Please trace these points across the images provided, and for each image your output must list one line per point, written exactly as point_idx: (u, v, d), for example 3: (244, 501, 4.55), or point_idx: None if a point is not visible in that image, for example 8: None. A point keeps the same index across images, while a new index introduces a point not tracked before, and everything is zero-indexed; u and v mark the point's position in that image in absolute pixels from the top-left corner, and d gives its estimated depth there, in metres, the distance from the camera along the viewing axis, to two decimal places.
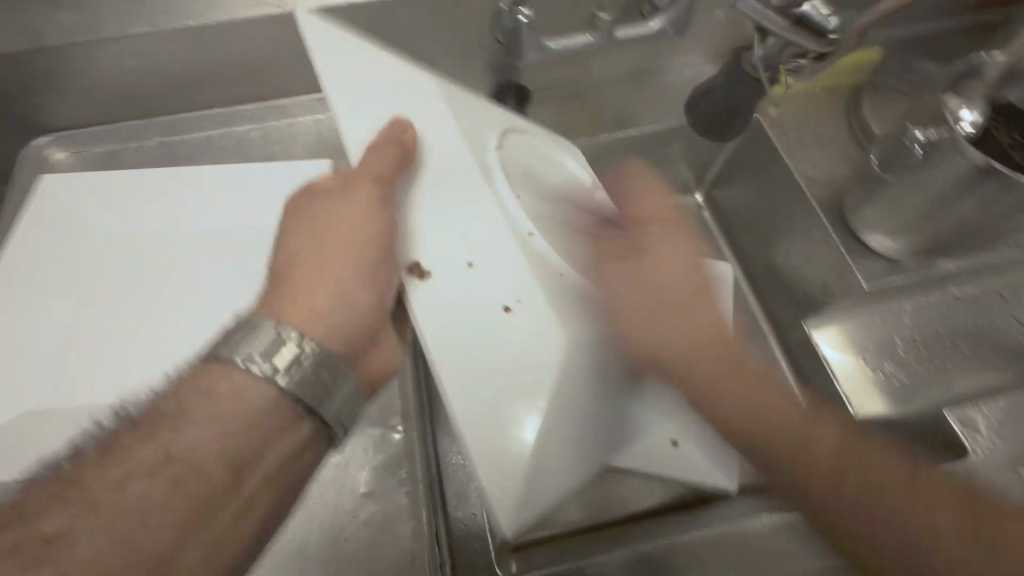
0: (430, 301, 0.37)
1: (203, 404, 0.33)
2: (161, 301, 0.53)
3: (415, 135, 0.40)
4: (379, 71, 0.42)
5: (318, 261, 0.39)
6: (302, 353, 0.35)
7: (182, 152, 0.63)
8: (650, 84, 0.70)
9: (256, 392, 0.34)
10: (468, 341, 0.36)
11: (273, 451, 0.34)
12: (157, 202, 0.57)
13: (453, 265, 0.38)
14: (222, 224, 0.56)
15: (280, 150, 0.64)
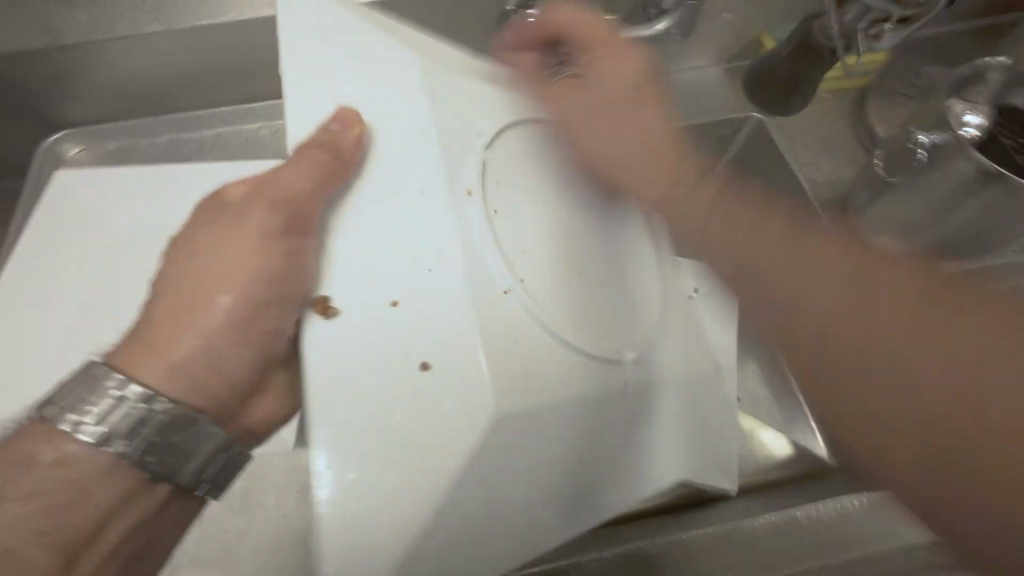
0: (324, 343, 0.35)
1: (29, 478, 0.34)
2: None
3: (358, 133, 0.40)
4: (351, 34, 0.44)
5: (199, 288, 0.39)
6: (152, 412, 0.36)
7: (193, 148, 0.64)
8: (655, 87, 0.70)
9: (92, 456, 0.35)
10: (369, 404, 0.34)
11: (120, 518, 0.37)
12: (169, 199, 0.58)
13: (362, 309, 0.36)
14: None
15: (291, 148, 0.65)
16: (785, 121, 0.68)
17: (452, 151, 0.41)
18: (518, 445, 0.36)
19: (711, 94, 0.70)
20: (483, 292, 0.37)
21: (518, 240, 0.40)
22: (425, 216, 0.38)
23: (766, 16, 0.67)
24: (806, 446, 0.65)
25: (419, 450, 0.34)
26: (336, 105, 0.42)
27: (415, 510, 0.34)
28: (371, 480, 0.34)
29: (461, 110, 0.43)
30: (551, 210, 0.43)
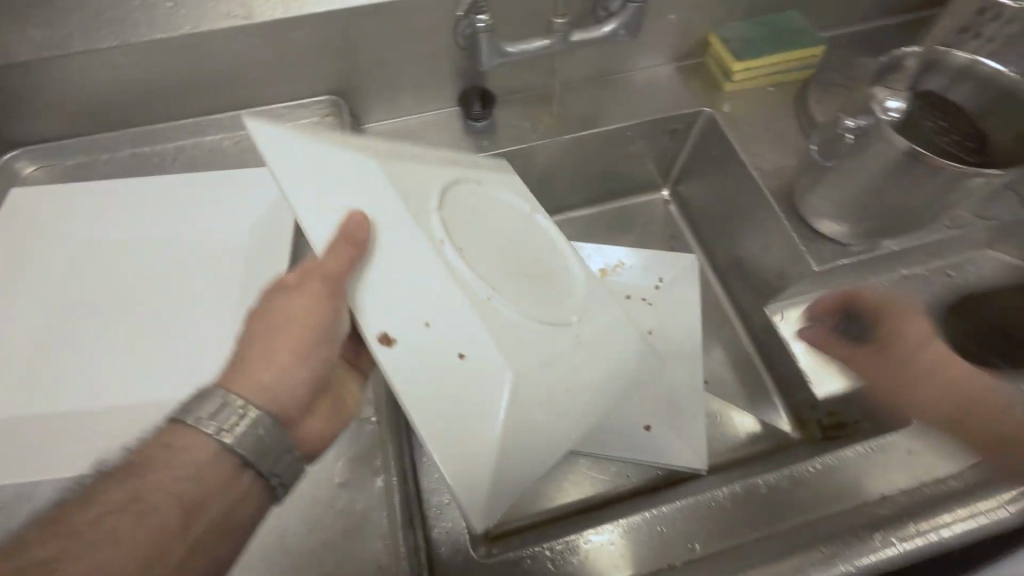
0: (396, 365, 0.36)
1: (161, 463, 0.35)
2: (118, 315, 0.52)
3: (371, 229, 0.39)
4: (315, 155, 0.42)
5: (272, 330, 0.40)
6: (247, 415, 0.37)
7: (154, 163, 0.63)
8: (610, 85, 0.74)
9: (203, 450, 0.36)
10: (435, 398, 0.36)
11: (215, 506, 0.35)
12: (119, 213, 0.58)
13: (408, 348, 0.37)
14: (199, 229, 0.57)
15: (253, 158, 0.64)
16: (735, 114, 0.72)
17: (423, 211, 0.41)
18: (548, 387, 0.39)
19: (665, 92, 0.74)
20: (478, 308, 0.38)
21: (493, 257, 0.43)
22: (423, 267, 0.39)
23: (711, 15, 0.70)
24: (771, 422, 0.69)
25: (478, 405, 0.37)
26: (342, 215, 0.40)
27: (491, 464, 0.36)
28: (459, 447, 0.36)
29: (423, 172, 0.44)
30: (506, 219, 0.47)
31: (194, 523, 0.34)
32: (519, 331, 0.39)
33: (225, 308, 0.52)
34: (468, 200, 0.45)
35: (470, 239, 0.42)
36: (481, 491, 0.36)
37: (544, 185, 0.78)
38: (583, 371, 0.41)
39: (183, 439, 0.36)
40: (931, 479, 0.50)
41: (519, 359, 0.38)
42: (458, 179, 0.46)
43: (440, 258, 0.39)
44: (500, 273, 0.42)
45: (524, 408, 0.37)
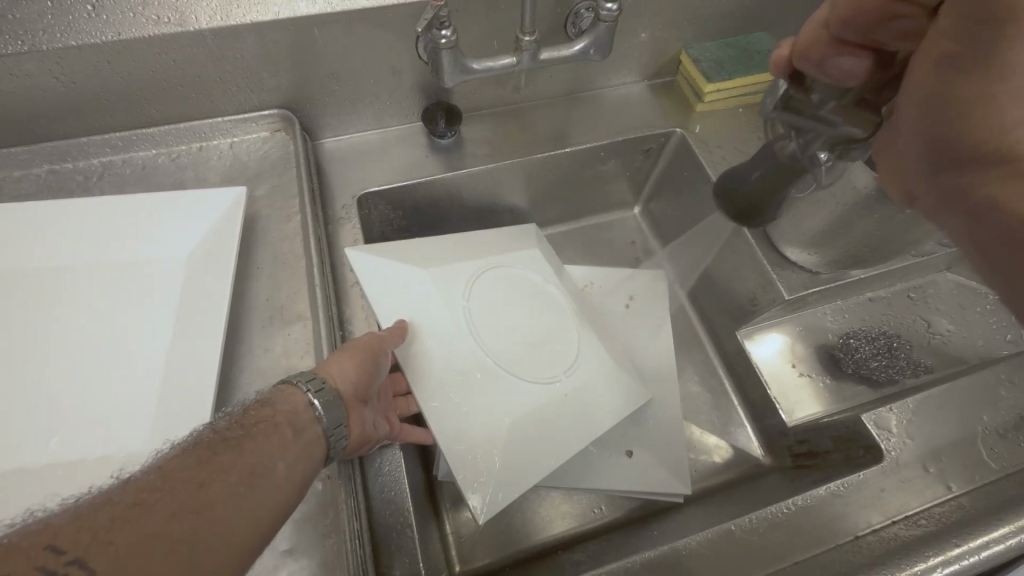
0: (440, 405, 0.51)
1: (225, 453, 0.33)
2: (31, 361, 0.45)
3: (420, 316, 0.55)
4: (386, 261, 0.57)
5: (352, 353, 0.46)
6: (323, 390, 0.41)
7: (75, 182, 0.57)
8: (582, 103, 0.74)
9: (302, 414, 0.39)
10: (462, 428, 0.50)
11: (280, 469, 0.35)
12: (26, 241, 0.50)
13: (446, 396, 0.51)
14: (127, 258, 0.51)
15: (192, 177, 0.59)
16: (705, 134, 0.73)
17: (458, 303, 0.58)
18: (546, 432, 0.53)
19: (635, 111, 0.74)
20: (494, 378, 0.55)
21: (512, 334, 0.59)
22: (461, 342, 0.55)
23: (681, 36, 0.71)
24: (743, 447, 0.68)
25: (497, 443, 0.50)
26: (394, 303, 0.54)
27: (496, 478, 0.49)
28: (470, 465, 0.49)
29: (466, 270, 0.61)
30: (527, 290, 0.63)
31: (247, 508, 0.31)
32: (523, 392, 0.55)
33: (158, 348, 0.47)
34: (497, 289, 0.61)
35: (496, 319, 0.59)
36: (489, 501, 0.48)
37: (514, 204, 0.75)
38: (577, 422, 0.54)
39: (255, 436, 0.35)
40: (907, 518, 0.50)
41: (523, 415, 0.53)
42: (486, 267, 0.62)
43: (472, 337, 0.56)
44: (516, 344, 0.58)
45: (520, 448, 0.51)
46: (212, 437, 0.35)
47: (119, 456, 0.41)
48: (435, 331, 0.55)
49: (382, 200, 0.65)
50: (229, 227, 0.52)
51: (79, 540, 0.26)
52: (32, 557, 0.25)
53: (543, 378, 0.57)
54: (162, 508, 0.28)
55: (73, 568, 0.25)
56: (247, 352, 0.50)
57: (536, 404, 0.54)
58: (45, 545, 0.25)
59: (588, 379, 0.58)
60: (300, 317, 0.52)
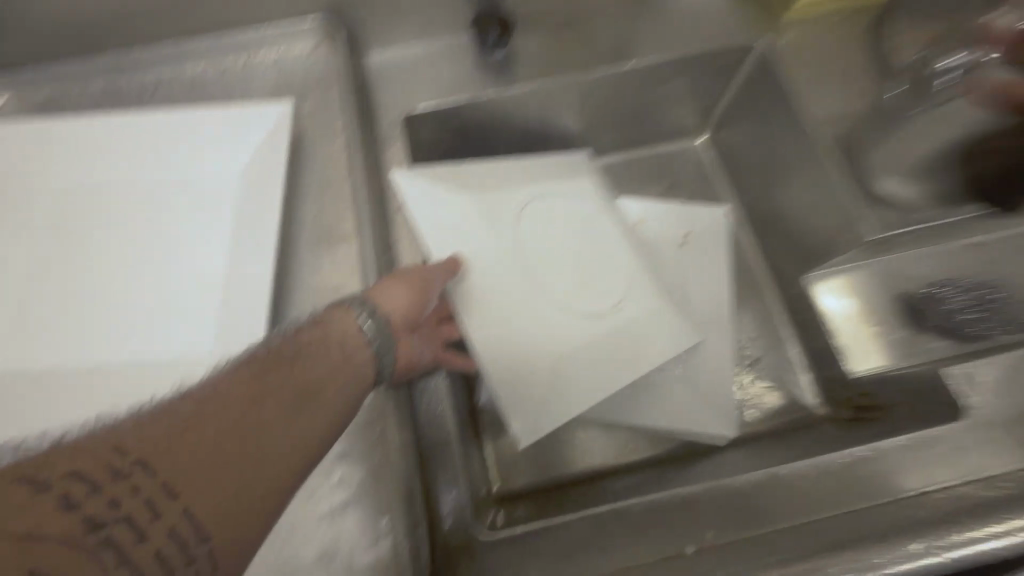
0: (484, 335, 0.50)
1: (282, 375, 0.34)
2: (108, 268, 0.48)
3: (467, 244, 0.53)
4: (431, 185, 0.54)
5: (402, 283, 0.46)
6: (372, 317, 0.41)
7: (131, 96, 0.57)
8: (650, 9, 0.65)
9: (356, 335, 0.40)
10: (507, 357, 0.50)
11: (332, 395, 0.35)
12: (89, 154, 0.51)
13: (492, 326, 0.51)
14: (185, 173, 0.51)
15: (238, 92, 0.58)
16: (793, 47, 0.63)
17: (503, 234, 0.56)
18: (591, 367, 0.52)
19: (712, 18, 0.65)
20: (540, 311, 0.53)
21: (559, 267, 0.56)
22: (507, 272, 0.54)
23: None
24: (795, 395, 0.65)
25: (541, 375, 0.51)
26: (440, 230, 0.53)
27: (538, 408, 0.49)
28: (513, 394, 0.49)
29: (513, 198, 0.58)
30: (577, 222, 0.59)
31: (297, 424, 0.33)
32: (569, 326, 0.53)
33: (217, 263, 0.48)
34: (545, 220, 0.58)
35: (542, 251, 0.56)
36: (531, 428, 0.48)
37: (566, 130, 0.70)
38: (625, 358, 0.53)
39: (308, 356, 0.36)
40: (985, 482, 0.45)
41: (567, 350, 0.52)
42: (534, 197, 0.59)
43: (518, 269, 0.55)
44: (563, 277, 0.56)
45: (566, 380, 0.51)
46: (267, 353, 0.35)
47: (185, 360, 0.44)
48: (481, 261, 0.53)
49: (427, 121, 0.62)
50: (275, 143, 0.51)
51: (143, 445, 0.28)
52: (102, 457, 0.27)
53: (590, 313, 0.55)
54: (217, 422, 0.30)
55: (137, 470, 0.27)
56: (297, 270, 0.51)
57: (579, 340, 0.53)
58: (111, 447, 0.27)
59: (634, 319, 0.55)
60: (346, 238, 0.52)
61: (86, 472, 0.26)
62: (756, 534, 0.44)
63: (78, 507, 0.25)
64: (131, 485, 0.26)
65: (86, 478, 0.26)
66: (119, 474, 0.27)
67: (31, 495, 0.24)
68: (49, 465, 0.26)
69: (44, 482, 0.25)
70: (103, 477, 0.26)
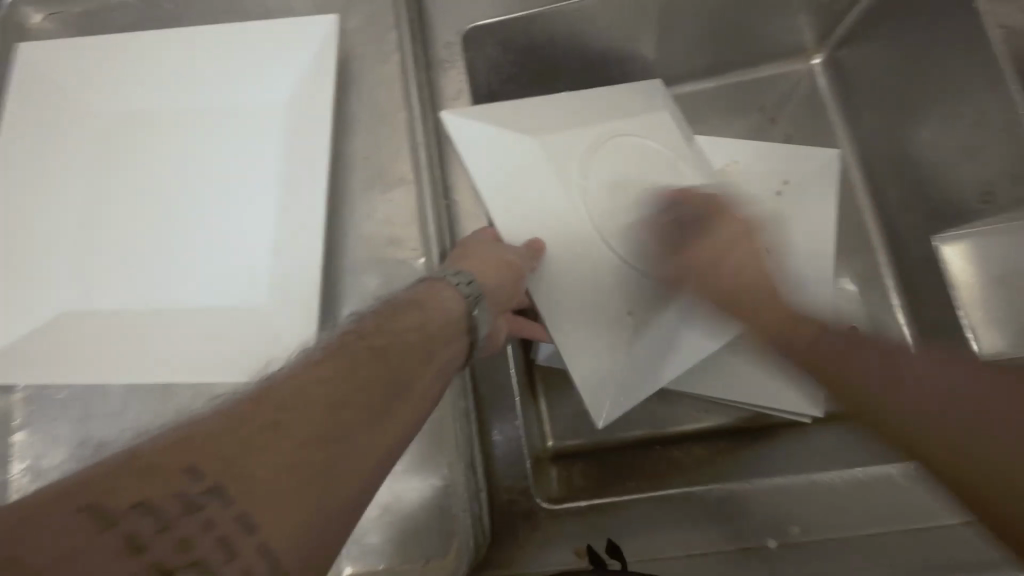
0: (552, 301, 0.45)
1: (371, 366, 0.29)
2: (165, 206, 0.45)
3: (531, 193, 0.47)
4: (487, 127, 0.47)
5: (495, 255, 0.41)
6: (470, 292, 0.38)
7: (168, 10, 0.51)
8: None
9: (450, 307, 0.37)
10: (579, 327, 0.45)
11: (420, 387, 0.31)
12: (132, 78, 0.47)
13: (562, 292, 0.45)
14: (231, 101, 0.47)
15: (280, 5, 0.50)
16: None
17: (570, 180, 0.47)
18: (668, 336, 0.47)
19: None
20: (613, 272, 0.46)
21: (632, 220, 0.48)
22: (575, 226, 0.47)
23: None
24: None
25: (618, 348, 0.45)
26: (501, 180, 0.46)
27: (612, 383, 0.44)
28: (587, 365, 0.44)
29: (582, 137, 0.49)
30: (657, 165, 0.50)
31: (386, 430, 0.28)
32: (645, 289, 0.47)
33: (271, 202, 0.44)
34: (620, 163, 0.49)
35: (615, 201, 0.48)
36: (607, 404, 0.44)
37: (650, 51, 0.59)
38: (707, 327, 0.47)
39: (401, 345, 0.32)
40: None
41: (642, 316, 0.46)
42: (605, 135, 0.50)
43: (589, 221, 0.47)
44: (639, 233, 0.48)
45: (644, 349, 0.46)
46: (357, 339, 0.31)
47: (243, 309, 0.42)
48: (547, 215, 0.47)
49: (491, 40, 0.53)
50: (324, 64, 0.45)
51: (213, 465, 0.23)
52: (169, 481, 0.22)
53: (668, 275, 0.48)
54: (294, 437, 0.24)
55: (209, 499, 0.22)
56: (351, 214, 0.46)
57: (662, 303, 0.47)
58: (181, 468, 0.22)
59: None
60: (402, 181, 0.46)
61: (156, 501, 0.22)
62: (852, 537, 0.39)
63: (152, 539, 0.22)
64: (202, 516, 0.22)
65: (155, 508, 0.22)
66: (191, 504, 0.22)
67: (98, 527, 0.21)
68: (115, 493, 0.22)
69: (112, 511, 0.21)
70: (173, 509, 0.22)
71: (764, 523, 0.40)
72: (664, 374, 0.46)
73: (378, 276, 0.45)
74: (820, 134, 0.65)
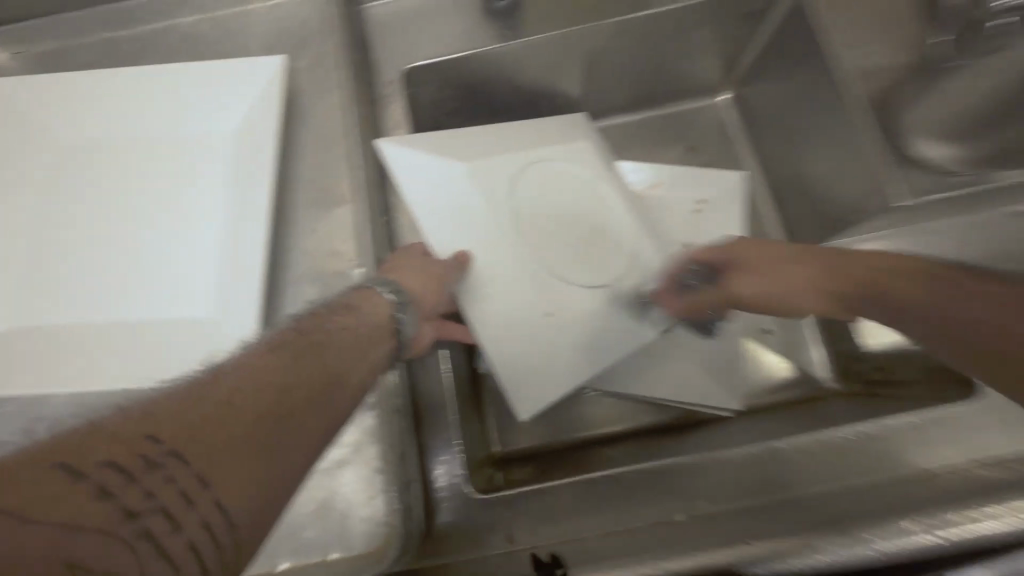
0: (479, 307, 0.50)
1: (313, 355, 0.33)
2: (119, 227, 0.49)
3: (463, 211, 0.52)
4: (423, 152, 0.52)
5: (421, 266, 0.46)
6: (396, 299, 0.42)
7: (130, 50, 0.56)
8: None
9: (376, 310, 0.41)
10: (505, 330, 0.50)
11: (357, 375, 0.35)
12: (91, 111, 0.51)
13: (489, 299, 0.50)
14: (185, 131, 0.51)
15: (235, 46, 0.56)
16: None
17: (500, 199, 0.53)
18: (591, 337, 0.51)
19: None
20: (539, 279, 0.51)
21: (557, 234, 0.54)
22: (504, 240, 0.52)
23: None
24: (808, 369, 0.63)
25: (542, 348, 0.50)
26: (434, 201, 0.51)
27: (535, 379, 0.50)
28: (511, 363, 0.49)
29: (512, 161, 0.55)
30: (580, 184, 0.56)
31: (331, 406, 0.31)
32: (568, 295, 0.52)
33: (220, 221, 0.48)
34: (548, 183, 0.55)
35: (541, 217, 0.54)
36: (528, 398, 0.49)
37: (576, 87, 0.66)
38: (628, 329, 0.52)
39: (340, 339, 0.35)
40: (996, 461, 0.43)
41: (566, 319, 0.51)
42: (533, 160, 0.56)
43: (516, 235, 0.52)
44: (562, 245, 0.54)
45: (567, 350, 0.50)
46: (300, 335, 0.34)
47: (188, 320, 0.45)
48: (478, 229, 0.52)
49: (430, 78, 0.59)
50: (271, 99, 0.50)
51: (175, 431, 0.25)
52: (131, 445, 0.24)
53: (590, 282, 0.53)
54: (248, 406, 0.27)
55: (170, 460, 0.24)
56: (298, 231, 0.50)
57: (586, 308, 0.52)
58: (142, 434, 0.24)
59: (642, 287, 0.53)
60: (345, 200, 0.51)
61: (117, 462, 0.23)
62: (771, 506, 0.43)
63: (114, 496, 0.23)
64: (162, 476, 0.24)
65: (120, 467, 0.23)
66: (151, 464, 0.24)
67: (64, 483, 0.22)
68: (77, 454, 0.23)
69: (80, 469, 0.23)
70: (135, 470, 0.24)
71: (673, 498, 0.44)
72: (587, 373, 0.50)
73: (320, 287, 0.48)
74: (731, 159, 0.73)
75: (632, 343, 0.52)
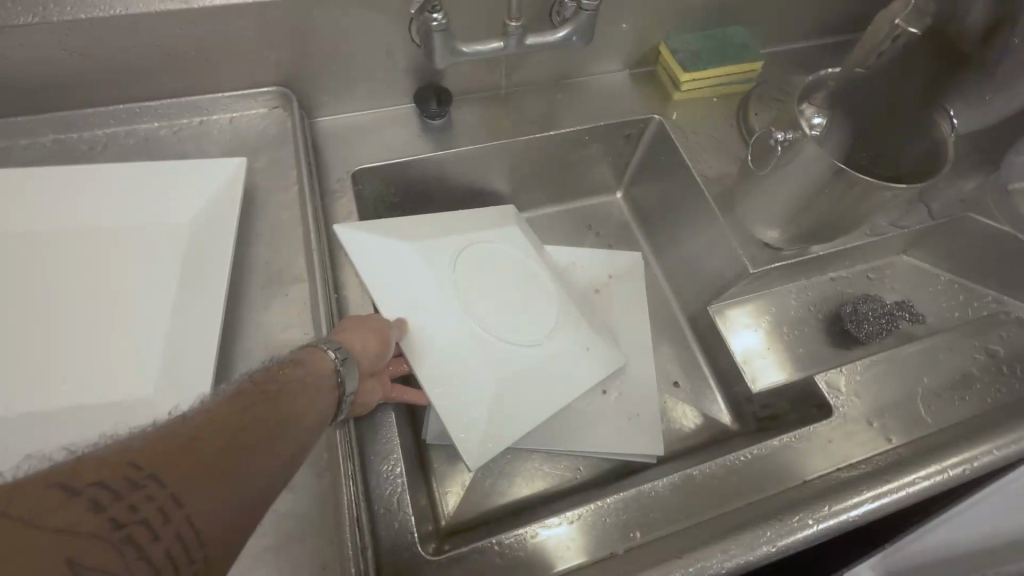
0: (428, 366, 0.53)
1: (273, 400, 0.36)
2: (50, 310, 0.48)
3: (409, 284, 0.58)
4: (372, 235, 0.59)
5: (363, 328, 0.50)
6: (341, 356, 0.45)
7: (82, 150, 0.60)
8: (564, 89, 0.78)
9: (322, 365, 0.43)
10: (454, 386, 0.54)
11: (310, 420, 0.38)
12: (34, 201, 0.52)
13: (438, 358, 0.54)
14: (134, 220, 0.53)
15: (193, 149, 0.62)
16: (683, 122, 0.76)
17: (441, 275, 0.60)
18: (529, 389, 0.57)
19: (615, 96, 0.78)
20: (479, 340, 0.58)
21: (492, 303, 0.62)
22: (447, 308, 0.58)
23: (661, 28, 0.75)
24: (714, 415, 0.72)
25: (487, 400, 0.54)
26: (382, 275, 0.57)
27: (484, 429, 0.53)
28: (460, 416, 0.52)
29: (449, 244, 0.64)
30: (507, 263, 0.66)
31: (288, 442, 0.34)
32: (506, 353, 0.58)
33: (167, 302, 0.50)
34: (480, 262, 0.64)
35: (478, 290, 0.62)
36: (479, 448, 0.52)
37: (500, 185, 0.79)
38: (559, 381, 0.59)
39: (293, 387, 0.39)
40: (848, 464, 0.54)
41: (506, 374, 0.57)
42: (467, 244, 0.65)
43: (458, 304, 0.59)
44: (497, 313, 0.61)
45: (509, 402, 0.55)
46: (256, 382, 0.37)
47: (128, 399, 0.44)
48: (424, 300, 0.57)
49: (374, 177, 0.68)
50: (229, 194, 0.56)
51: (158, 457, 0.28)
52: (116, 468, 0.27)
53: (523, 342, 0.60)
54: (220, 439, 0.30)
55: (153, 480, 0.27)
56: (247, 311, 0.53)
57: (522, 364, 0.58)
58: (127, 461, 0.27)
59: (564, 345, 0.62)
60: (295, 280, 0.55)
61: (105, 481, 0.26)
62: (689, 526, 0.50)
63: (105, 509, 0.25)
64: (144, 496, 0.26)
65: (108, 484, 0.26)
66: (136, 484, 0.26)
67: (60, 497, 0.25)
68: (72, 474, 0.26)
69: (75, 487, 0.25)
70: (119, 488, 0.26)
71: (611, 531, 0.49)
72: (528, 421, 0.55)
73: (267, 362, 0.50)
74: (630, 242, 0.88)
75: (564, 394, 0.59)
